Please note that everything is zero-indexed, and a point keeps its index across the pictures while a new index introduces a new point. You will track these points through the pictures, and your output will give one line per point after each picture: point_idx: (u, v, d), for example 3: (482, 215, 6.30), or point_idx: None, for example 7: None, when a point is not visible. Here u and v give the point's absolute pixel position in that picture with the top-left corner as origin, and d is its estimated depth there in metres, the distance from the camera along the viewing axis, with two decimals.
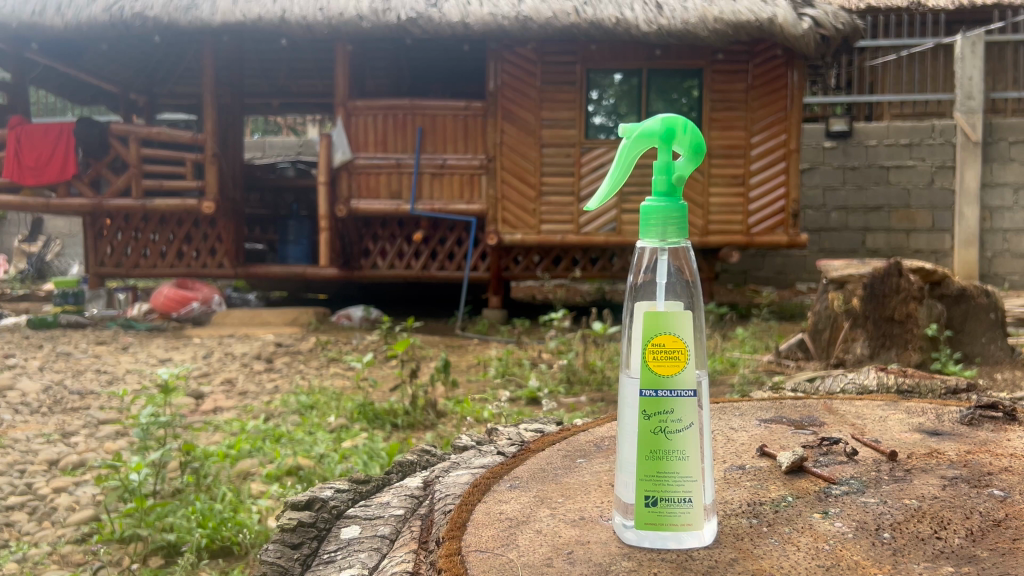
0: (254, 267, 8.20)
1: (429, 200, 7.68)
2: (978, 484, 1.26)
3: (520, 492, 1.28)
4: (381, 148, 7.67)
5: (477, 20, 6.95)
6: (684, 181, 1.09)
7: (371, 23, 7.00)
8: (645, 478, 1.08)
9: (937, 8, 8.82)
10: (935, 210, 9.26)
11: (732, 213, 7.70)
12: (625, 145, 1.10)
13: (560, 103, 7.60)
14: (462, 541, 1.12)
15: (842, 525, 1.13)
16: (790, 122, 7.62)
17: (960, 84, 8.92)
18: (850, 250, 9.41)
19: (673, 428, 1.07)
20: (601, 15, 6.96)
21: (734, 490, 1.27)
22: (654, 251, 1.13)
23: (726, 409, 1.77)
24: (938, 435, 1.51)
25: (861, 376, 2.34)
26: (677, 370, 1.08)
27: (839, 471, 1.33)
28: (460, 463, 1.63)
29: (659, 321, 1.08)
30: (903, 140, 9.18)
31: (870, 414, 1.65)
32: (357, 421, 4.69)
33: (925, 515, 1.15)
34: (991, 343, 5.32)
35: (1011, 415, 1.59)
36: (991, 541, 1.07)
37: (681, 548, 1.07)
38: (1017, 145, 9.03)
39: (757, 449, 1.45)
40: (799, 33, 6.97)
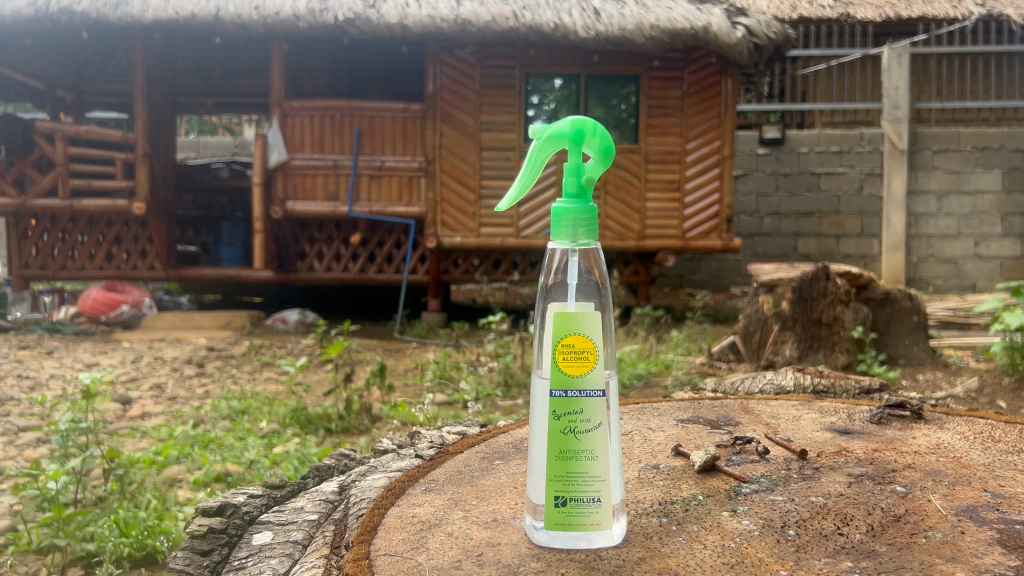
0: (186, 270, 8.03)
1: (367, 203, 7.61)
2: (883, 481, 1.29)
3: (435, 495, 1.27)
4: (317, 149, 7.58)
5: (415, 22, 6.92)
6: (594, 183, 1.10)
7: (307, 23, 6.91)
8: (555, 478, 1.08)
9: (865, 20, 9.14)
10: (864, 216, 9.52)
11: (667, 217, 7.81)
12: (535, 146, 1.10)
13: (499, 106, 7.61)
14: (371, 545, 1.11)
15: (749, 523, 1.15)
16: (724, 129, 7.76)
17: (887, 93, 9.17)
18: (782, 255, 9.61)
19: (581, 427, 1.08)
20: (540, 20, 7.00)
21: (646, 490, 1.28)
22: (565, 252, 1.13)
23: (646, 409, 1.78)
24: (848, 433, 1.54)
25: (779, 376, 2.37)
26: (587, 370, 1.09)
27: (750, 470, 1.35)
28: (377, 466, 1.60)
29: (569, 321, 1.09)
30: (833, 148, 9.42)
31: (785, 414, 1.69)
32: (289, 426, 4.63)
33: (829, 512, 1.18)
34: (914, 345, 5.51)
35: (917, 414, 1.63)
36: (890, 536, 1.10)
37: (591, 547, 1.08)
38: (940, 154, 9.32)
39: (672, 449, 1.46)
40: (733, 42, 7.11)
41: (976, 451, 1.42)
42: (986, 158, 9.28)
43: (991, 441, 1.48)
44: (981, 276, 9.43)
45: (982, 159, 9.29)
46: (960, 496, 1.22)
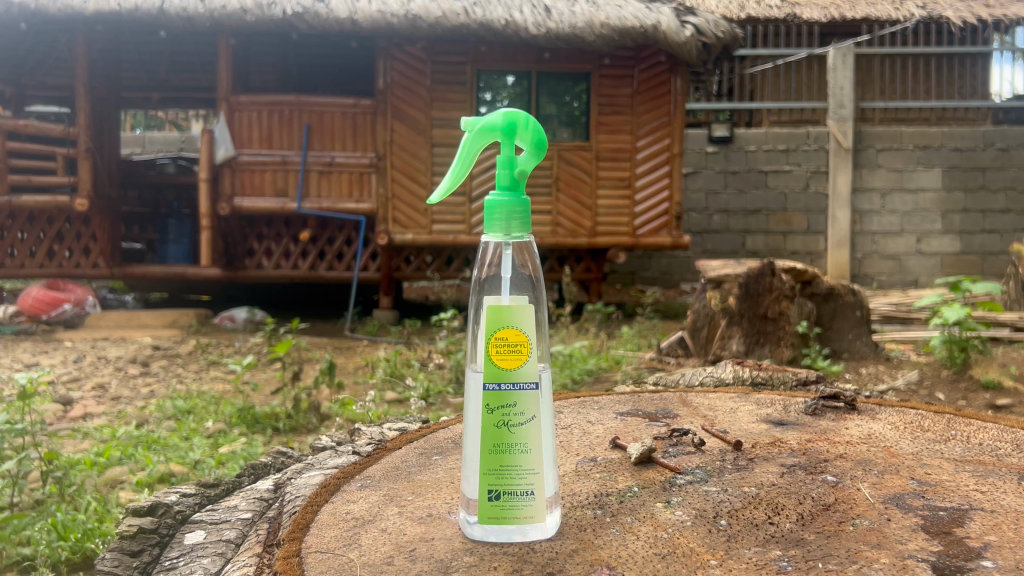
0: (131, 267, 7.86)
1: (317, 199, 7.52)
2: (814, 470, 1.31)
3: (370, 491, 1.26)
4: (265, 145, 7.47)
5: (365, 18, 6.85)
6: (526, 176, 1.09)
7: (255, 17, 6.80)
8: (488, 472, 1.07)
9: (811, 20, 9.35)
10: (810, 213, 9.68)
11: (618, 214, 7.86)
12: (467, 138, 1.10)
13: (450, 103, 7.59)
14: (302, 543, 1.09)
15: (682, 514, 1.16)
16: (673, 127, 7.83)
17: (832, 92, 9.38)
18: (731, 251, 9.74)
19: (515, 420, 1.07)
20: (491, 16, 6.99)
21: (582, 482, 1.29)
22: (498, 245, 1.13)
23: (586, 403, 1.79)
24: (783, 424, 1.57)
25: (719, 369, 2.39)
26: (520, 363, 1.08)
27: (685, 462, 1.37)
28: (314, 463, 1.58)
29: (502, 314, 1.08)
30: (781, 146, 9.56)
31: (722, 406, 1.71)
32: (235, 426, 4.55)
33: (761, 502, 1.19)
34: (857, 340, 5.63)
35: (850, 405, 1.66)
36: (819, 524, 1.12)
37: (525, 540, 1.08)
38: (884, 151, 9.52)
39: (610, 442, 1.47)
40: (682, 41, 7.20)
41: (905, 441, 1.45)
42: (927, 157, 9.48)
43: (920, 430, 1.52)
44: (923, 272, 9.62)
45: (924, 157, 9.49)
46: (888, 484, 1.25)
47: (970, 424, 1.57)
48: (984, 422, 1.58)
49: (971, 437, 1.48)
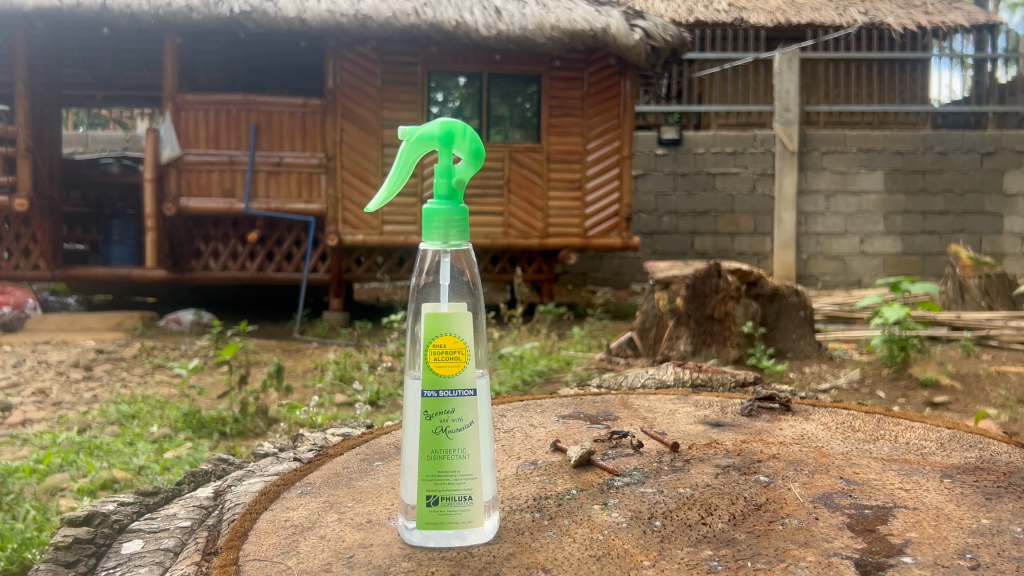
0: (73, 269, 7.68)
1: (265, 200, 7.45)
2: (747, 471, 1.35)
3: (310, 498, 1.26)
4: (212, 145, 7.37)
5: (314, 17, 6.79)
6: (464, 185, 1.10)
7: (201, 15, 6.70)
8: (426, 478, 1.08)
9: (758, 26, 9.81)
10: (756, 215, 9.84)
11: (569, 216, 7.91)
12: (405, 147, 1.10)
13: (401, 103, 7.56)
14: (240, 551, 1.09)
15: (618, 515, 1.18)
16: (623, 129, 7.92)
17: (778, 96, 9.53)
18: (680, 252, 9.86)
19: (453, 426, 1.08)
20: (441, 17, 6.98)
21: (522, 486, 1.30)
22: (436, 253, 1.13)
23: (529, 406, 1.80)
24: (719, 425, 1.61)
25: (660, 371, 2.41)
26: (457, 370, 1.09)
27: (623, 463, 1.39)
28: (255, 471, 1.58)
29: (440, 322, 1.09)
30: (728, 149, 9.71)
31: (662, 408, 1.74)
32: (181, 431, 4.48)
33: (694, 503, 1.22)
34: (801, 339, 5.75)
35: (785, 406, 1.71)
36: (750, 524, 1.15)
37: (464, 544, 1.09)
38: (828, 154, 9.73)
39: (551, 445, 1.49)
40: (631, 44, 7.26)
41: (836, 441, 1.50)
42: (870, 159, 9.71)
43: (851, 430, 1.57)
44: (866, 272, 9.84)
45: (867, 160, 9.72)
46: (818, 484, 1.29)
47: (898, 423, 1.62)
48: (911, 421, 1.64)
49: (898, 436, 1.53)
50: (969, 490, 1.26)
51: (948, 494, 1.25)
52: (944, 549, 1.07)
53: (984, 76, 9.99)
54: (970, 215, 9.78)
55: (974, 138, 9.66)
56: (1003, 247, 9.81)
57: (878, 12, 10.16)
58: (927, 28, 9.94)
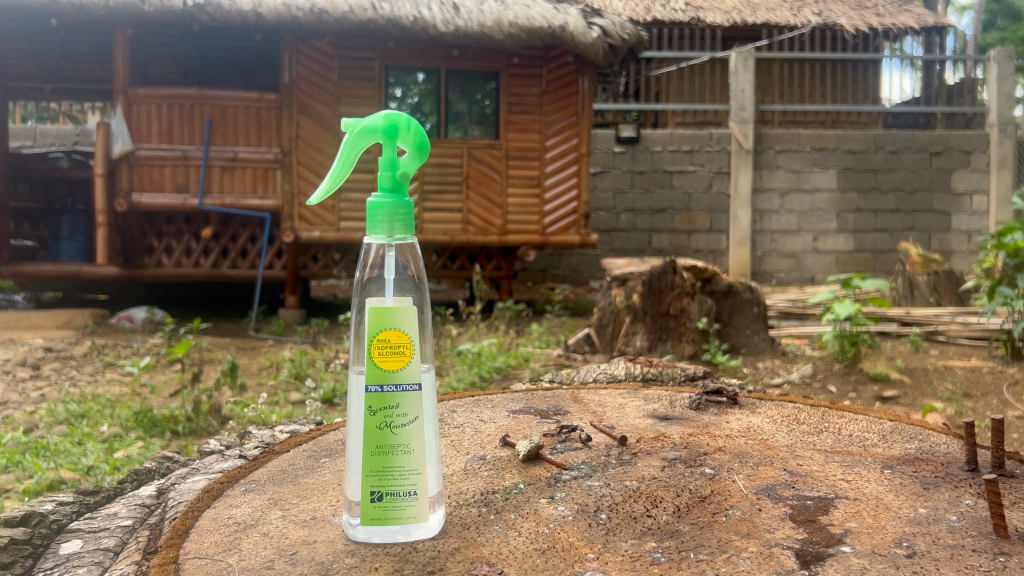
0: (20, 266, 7.49)
1: (219, 195, 7.34)
2: (693, 463, 1.36)
3: (254, 496, 1.25)
4: (164, 139, 7.25)
5: (269, 11, 6.71)
6: (409, 178, 1.08)
7: (153, 7, 6.58)
8: (370, 474, 1.06)
9: (713, 25, 10.01)
10: (713, 213, 9.93)
11: (527, 213, 7.91)
12: (348, 139, 1.08)
13: (358, 98, 7.52)
14: (180, 549, 1.07)
15: (564, 509, 1.19)
16: (581, 127, 7.95)
17: (734, 95, 9.65)
18: (637, 249, 9.92)
19: (398, 422, 1.06)
20: (398, 12, 6.95)
21: (469, 481, 1.30)
22: (381, 247, 1.12)
23: (480, 402, 1.80)
24: (668, 419, 1.62)
25: (611, 366, 2.43)
26: (402, 365, 1.07)
27: (572, 457, 1.40)
28: (199, 468, 1.56)
29: (384, 316, 1.07)
30: (684, 147, 9.79)
31: (611, 402, 1.75)
32: (132, 430, 4.39)
33: (640, 495, 1.23)
34: (755, 335, 5.81)
35: (732, 399, 1.73)
36: (694, 516, 1.16)
37: (408, 540, 1.08)
38: (782, 153, 9.85)
39: (500, 440, 1.49)
40: (588, 42, 7.28)
41: (781, 433, 1.52)
42: (823, 158, 9.86)
43: (796, 423, 1.59)
44: (819, 269, 9.99)
45: (820, 159, 9.86)
46: (762, 476, 1.30)
47: (842, 416, 1.65)
48: (855, 414, 1.67)
49: (841, 428, 1.55)
50: (908, 481, 1.28)
51: (888, 484, 1.27)
52: (882, 538, 1.09)
53: (933, 77, 10.08)
54: (920, 214, 9.97)
55: (923, 138, 9.86)
56: (951, 245, 9.99)
57: (831, 12, 10.37)
58: (877, 30, 10.19)
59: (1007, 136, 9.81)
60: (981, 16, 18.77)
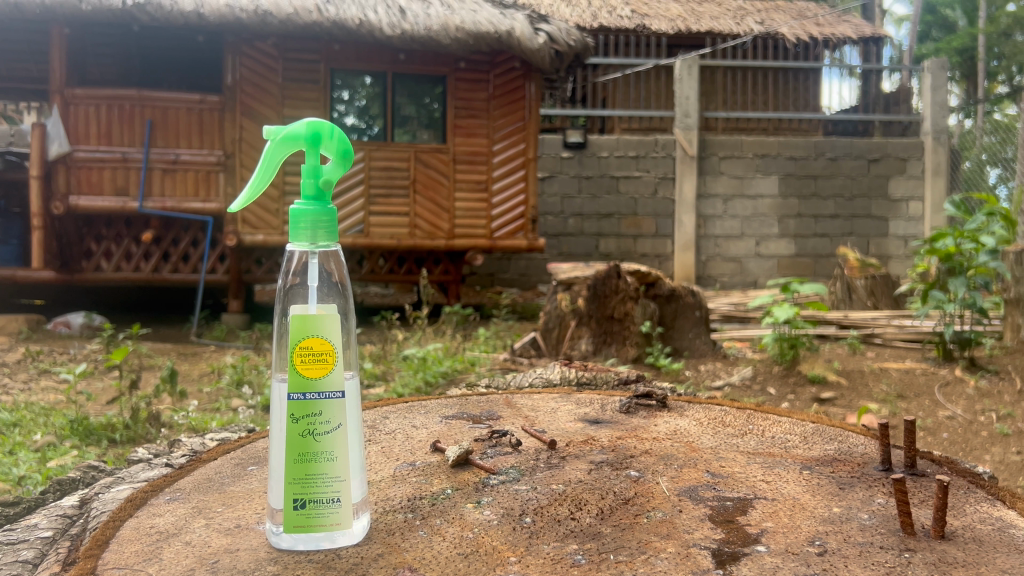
0: None
1: (160, 198, 7.22)
2: (619, 466, 1.39)
3: (178, 505, 1.23)
4: (103, 141, 7.10)
5: (212, 12, 6.61)
6: (332, 186, 1.08)
7: (91, 6, 6.45)
8: (293, 481, 1.06)
9: (659, 32, 10.24)
10: (658, 218, 10.05)
11: (475, 217, 7.92)
12: (270, 147, 1.08)
13: (303, 101, 7.45)
14: (99, 560, 1.06)
15: (489, 513, 1.20)
16: (528, 132, 7.99)
17: (678, 102, 9.79)
18: (585, 254, 10.00)
19: (320, 429, 1.06)
20: (344, 15, 6.90)
21: (397, 487, 1.31)
22: (304, 254, 1.12)
23: (413, 407, 1.81)
24: (598, 422, 1.65)
25: (547, 370, 2.45)
26: (325, 372, 1.07)
27: (501, 462, 1.41)
28: (125, 477, 1.53)
29: (307, 324, 1.07)
30: (631, 153, 9.91)
31: (544, 406, 1.78)
32: (67, 438, 4.28)
33: (565, 499, 1.25)
34: (696, 338, 5.90)
35: (661, 402, 1.77)
36: (616, 518, 1.18)
37: (333, 546, 1.08)
38: (726, 159, 10.02)
39: (430, 446, 1.50)
40: (534, 48, 7.32)
41: (707, 435, 1.56)
42: (765, 165, 10.05)
43: (722, 425, 1.63)
44: (762, 273, 10.18)
45: (762, 165, 10.05)
46: (685, 478, 1.34)
47: (766, 418, 1.69)
48: (779, 416, 1.71)
49: (765, 430, 1.60)
50: (825, 481, 1.32)
51: (806, 485, 1.31)
52: (796, 537, 1.12)
53: (871, 85, 10.38)
54: (859, 219, 10.19)
55: (862, 145, 10.08)
56: (888, 250, 10.23)
57: (773, 22, 10.64)
58: (817, 39, 10.48)
59: (942, 143, 10.11)
60: (918, 26, 19.36)
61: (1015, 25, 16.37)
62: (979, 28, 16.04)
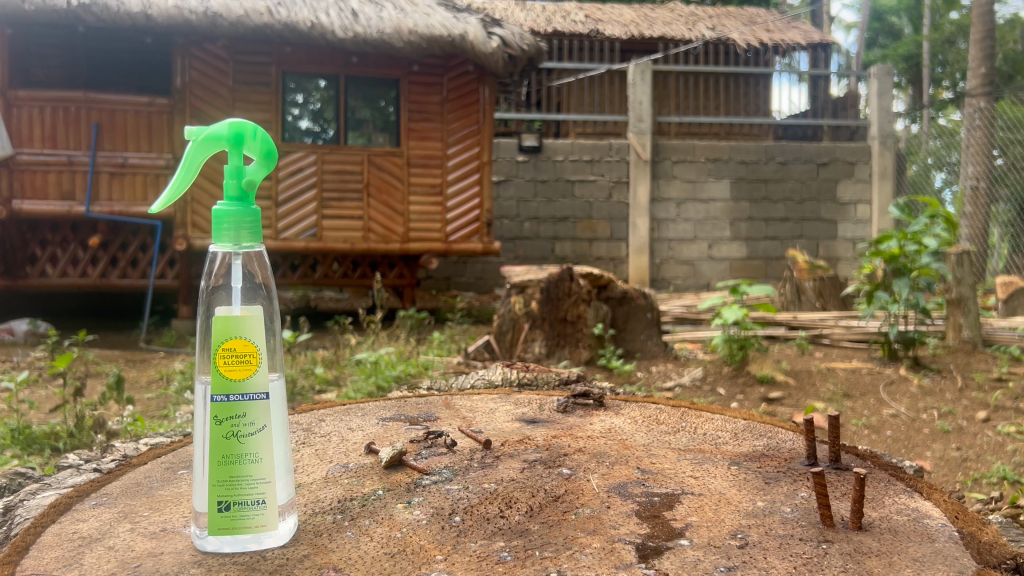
0: None
1: (107, 202, 7.07)
2: (552, 464, 1.40)
3: (104, 509, 1.22)
4: (48, 144, 6.96)
5: (160, 13, 6.52)
6: (255, 187, 1.08)
7: (34, 6, 6.32)
8: (217, 483, 1.05)
9: (612, 37, 10.32)
10: (613, 221, 10.13)
11: (430, 221, 7.89)
12: (191, 148, 1.08)
13: (254, 104, 7.37)
14: (18, 566, 1.04)
15: (419, 513, 1.20)
16: (482, 136, 7.99)
17: (632, 107, 9.86)
18: (541, 257, 10.05)
19: (244, 431, 1.06)
20: (295, 17, 6.85)
21: (329, 489, 1.30)
22: (228, 256, 1.11)
23: (351, 410, 1.81)
24: (535, 422, 1.66)
25: (490, 372, 2.46)
26: (248, 374, 1.07)
27: (434, 462, 1.42)
28: (50, 484, 1.51)
29: (229, 325, 1.07)
30: (585, 157, 9.97)
31: (483, 407, 1.79)
32: (8, 448, 4.17)
33: (496, 497, 1.26)
34: (648, 339, 5.95)
35: (598, 401, 1.79)
36: (545, 515, 1.20)
37: (259, 549, 1.08)
38: (679, 164, 10.15)
39: (365, 447, 1.50)
40: (488, 51, 7.33)
41: (640, 433, 1.58)
42: (716, 169, 10.19)
43: (656, 423, 1.65)
44: (714, 275, 10.30)
45: (714, 169, 10.20)
46: (615, 474, 1.35)
47: (700, 416, 1.72)
48: (712, 413, 1.74)
49: (697, 427, 1.62)
50: (751, 476, 1.35)
51: (733, 480, 1.34)
52: (718, 531, 1.14)
53: (819, 90, 10.62)
54: (809, 222, 10.36)
55: (811, 149, 10.28)
56: (837, 253, 10.39)
57: (724, 28, 10.84)
58: (767, 45, 10.68)
59: (888, 148, 10.27)
60: (866, 32, 19.80)
61: (957, 34, 16.84)
62: (924, 35, 16.52)
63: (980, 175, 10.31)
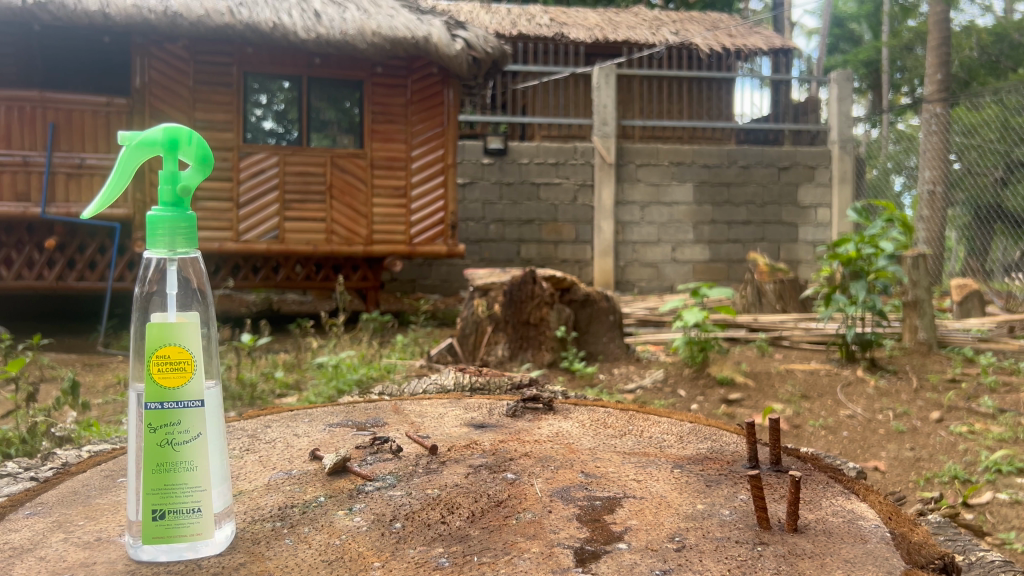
0: None
1: (64, 204, 6.95)
2: (497, 469, 1.41)
3: (37, 519, 1.20)
4: (2, 144, 6.83)
5: (118, 12, 6.43)
6: (191, 192, 1.07)
7: None
8: (151, 492, 1.04)
9: (577, 41, 10.37)
10: (578, 224, 10.17)
11: (393, 223, 7.86)
12: (125, 153, 1.06)
13: (214, 104, 7.29)
14: None
15: (360, 520, 1.20)
16: (446, 138, 7.98)
17: (597, 110, 9.92)
18: (506, 260, 10.07)
19: (179, 439, 1.05)
20: (257, 18, 6.80)
21: (270, 496, 1.30)
22: (164, 261, 1.10)
23: (299, 416, 1.80)
24: (483, 427, 1.66)
25: (443, 376, 2.46)
26: (183, 381, 1.06)
27: (379, 468, 1.42)
28: None
29: (164, 332, 1.06)
30: (550, 160, 10.00)
31: (432, 412, 1.79)
32: None
33: (439, 503, 1.26)
34: (610, 342, 5.98)
35: (547, 405, 1.80)
36: (486, 520, 1.20)
37: (195, 557, 1.07)
38: (643, 167, 10.21)
39: (310, 454, 1.49)
40: (452, 54, 7.31)
41: (587, 437, 1.59)
42: (680, 172, 10.27)
43: (603, 427, 1.67)
44: (678, 278, 10.38)
45: (677, 172, 10.26)
46: (559, 479, 1.36)
47: (647, 419, 1.73)
48: (659, 416, 1.76)
49: (644, 431, 1.64)
50: (693, 479, 1.37)
51: (674, 483, 1.35)
52: (656, 534, 1.15)
53: (781, 95, 10.77)
54: (770, 225, 10.47)
55: (773, 154, 10.40)
56: (798, 255, 10.51)
57: (687, 33, 10.96)
58: (730, 49, 10.81)
59: (847, 152, 10.41)
60: (827, 39, 20.21)
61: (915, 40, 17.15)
62: (883, 41, 16.85)
63: (936, 180, 10.49)
